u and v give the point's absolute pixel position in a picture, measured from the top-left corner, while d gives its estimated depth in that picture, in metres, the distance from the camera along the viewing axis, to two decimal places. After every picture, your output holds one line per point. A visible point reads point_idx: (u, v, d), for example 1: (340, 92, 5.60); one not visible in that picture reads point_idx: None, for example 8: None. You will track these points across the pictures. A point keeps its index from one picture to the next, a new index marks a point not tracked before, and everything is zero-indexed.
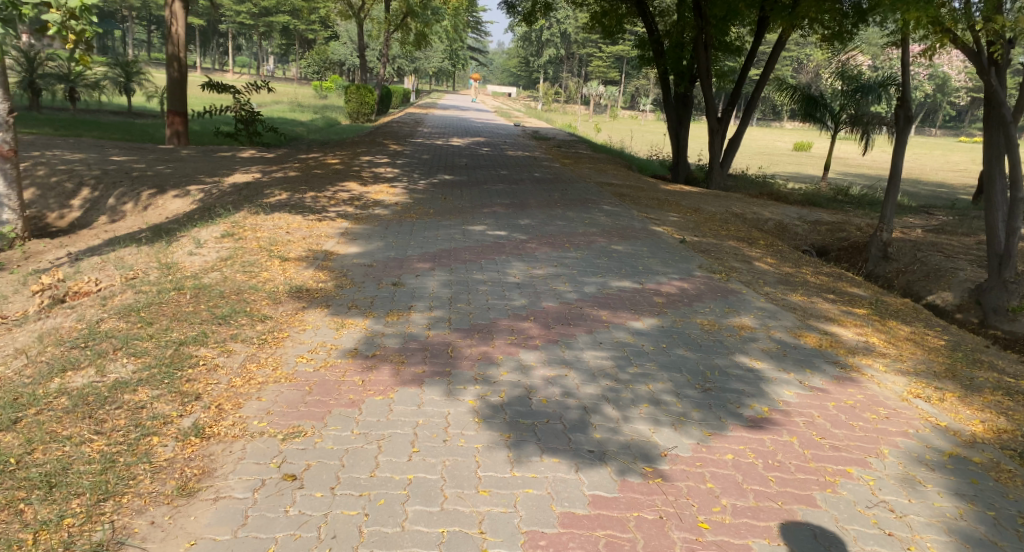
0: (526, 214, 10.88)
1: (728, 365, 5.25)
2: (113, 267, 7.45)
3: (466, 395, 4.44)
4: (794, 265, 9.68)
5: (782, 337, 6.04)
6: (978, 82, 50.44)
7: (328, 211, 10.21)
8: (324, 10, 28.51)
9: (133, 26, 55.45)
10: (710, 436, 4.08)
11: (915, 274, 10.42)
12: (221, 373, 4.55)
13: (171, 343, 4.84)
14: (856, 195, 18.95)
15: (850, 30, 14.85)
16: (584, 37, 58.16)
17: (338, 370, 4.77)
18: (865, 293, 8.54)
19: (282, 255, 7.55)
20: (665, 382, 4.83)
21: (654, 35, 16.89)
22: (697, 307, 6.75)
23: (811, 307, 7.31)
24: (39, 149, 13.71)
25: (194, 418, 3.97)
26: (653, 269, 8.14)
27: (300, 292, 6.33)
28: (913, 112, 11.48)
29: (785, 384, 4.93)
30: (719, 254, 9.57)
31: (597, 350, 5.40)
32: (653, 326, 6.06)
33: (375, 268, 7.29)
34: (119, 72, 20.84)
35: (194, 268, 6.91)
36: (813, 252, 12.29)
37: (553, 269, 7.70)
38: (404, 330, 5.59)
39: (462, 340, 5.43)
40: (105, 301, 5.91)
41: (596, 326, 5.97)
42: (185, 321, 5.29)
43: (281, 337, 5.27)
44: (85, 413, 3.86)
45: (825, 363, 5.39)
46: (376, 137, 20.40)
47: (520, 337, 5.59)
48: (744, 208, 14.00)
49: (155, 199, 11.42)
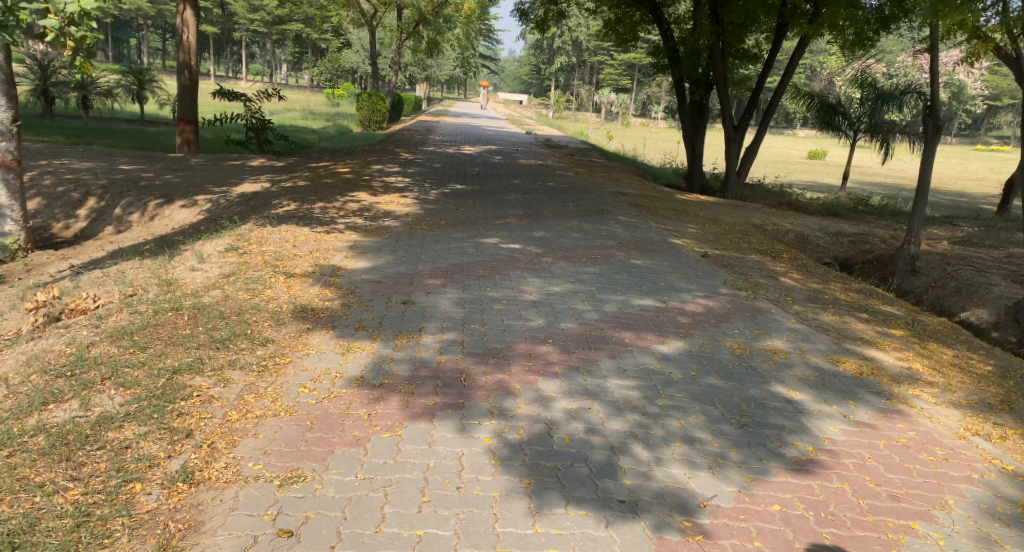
0: (541, 226, 10.53)
1: (765, 398, 4.85)
2: (113, 282, 7.13)
3: (480, 432, 4.07)
4: (821, 281, 9.28)
5: (819, 363, 5.62)
6: (994, 89, 49.73)
7: (337, 223, 9.88)
8: (336, 18, 28.32)
9: (148, 35, 55.76)
10: (752, 482, 3.70)
11: (946, 289, 10.02)
12: (217, 406, 4.19)
13: (164, 371, 4.49)
14: (877, 205, 18.49)
15: (871, 37, 14.34)
16: (596, 45, 57.97)
17: (343, 401, 4.40)
18: (900, 312, 8.11)
19: (288, 270, 7.21)
20: (698, 417, 4.45)
21: (669, 42, 16.46)
22: (725, 329, 6.35)
23: (845, 328, 6.89)
24: (47, 158, 13.46)
25: (183, 460, 3.62)
26: (676, 285, 7.75)
27: (305, 312, 5.97)
28: (943, 122, 11.00)
29: (827, 419, 4.55)
30: (743, 268, 9.16)
31: (621, 378, 5.01)
32: (680, 351, 5.66)
33: (384, 284, 6.94)
34: (132, 80, 20.62)
35: (194, 285, 6.58)
36: (836, 264, 11.87)
37: (571, 285, 7.32)
38: (414, 355, 5.21)
39: (476, 366, 5.06)
40: (99, 322, 5.56)
41: (620, 351, 5.57)
42: (181, 346, 4.94)
43: (282, 364, 4.91)
44: (62, 455, 3.52)
45: (869, 393, 4.99)
46: (387, 145, 20.14)
47: (538, 363, 5.21)
48: (763, 219, 13.55)
49: (161, 208, 11.11)
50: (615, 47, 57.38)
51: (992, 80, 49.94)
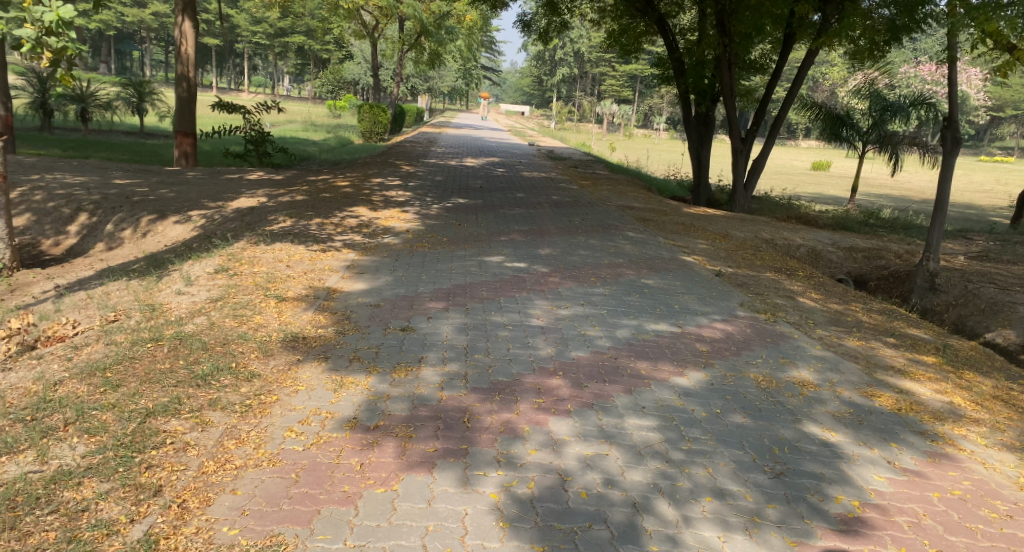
0: (547, 242, 10.10)
1: (799, 438, 4.45)
2: (96, 306, 6.74)
3: (486, 486, 3.70)
4: (841, 301, 8.85)
5: (852, 397, 5.19)
6: (999, 98, 49.15)
7: (334, 241, 9.46)
8: (337, 31, 28.01)
9: (151, 47, 55.44)
10: (794, 546, 3.49)
11: (968, 308, 9.61)
12: (191, 455, 3.76)
13: (135, 412, 4.06)
14: (888, 217, 18.06)
15: (882, 48, 13.77)
16: (597, 56, 57.75)
17: (333, 448, 3.97)
18: (928, 335, 7.66)
19: (279, 294, 6.79)
20: (727, 464, 4.09)
21: (674, 52, 15.88)
22: (747, 357, 5.90)
23: (873, 355, 6.45)
24: (39, 172, 13.06)
25: (148, 524, 3.25)
26: (691, 307, 7.31)
27: (295, 342, 5.54)
28: (962, 134, 10.47)
29: (869, 464, 4.20)
30: (758, 288, 8.73)
31: (639, 417, 4.58)
32: (701, 385, 5.20)
33: (382, 308, 6.51)
34: (132, 92, 20.29)
35: (180, 311, 6.15)
36: (851, 281, 11.43)
37: (580, 308, 6.90)
38: (412, 392, 4.76)
39: (481, 404, 4.63)
40: (71, 355, 5.11)
41: (636, 384, 5.12)
42: (156, 385, 4.49)
43: (268, 403, 4.48)
44: (6, 523, 3.15)
45: (911, 433, 4.61)
46: (388, 157, 19.72)
47: (549, 400, 4.76)
48: (773, 232, 13.11)
49: (154, 224, 10.66)
50: (617, 58, 57.17)
51: (995, 92, 49.34)
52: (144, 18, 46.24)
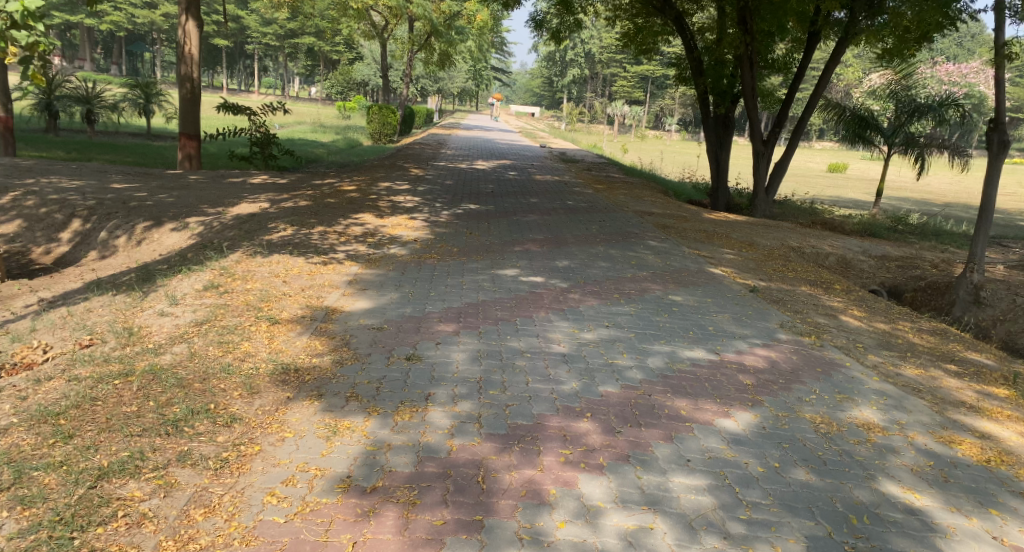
0: (565, 253, 9.38)
1: (881, 504, 3.78)
2: (72, 326, 6.03)
3: None
4: (887, 319, 8.12)
5: (930, 444, 4.46)
6: (1019, 98, 48.08)
7: (336, 251, 8.78)
8: (346, 32, 27.26)
9: (161, 48, 54.63)
10: None
11: (1019, 324, 8.90)
12: (146, 533, 3.27)
13: (85, 473, 3.50)
14: (916, 223, 17.22)
15: (912, 47, 12.78)
16: (609, 57, 56.91)
17: (321, 519, 3.40)
18: (990, 361, 6.90)
19: (272, 315, 6.11)
20: (798, 540, 3.49)
21: (692, 52, 15.02)
22: (799, 393, 5.15)
23: (938, 387, 5.70)
24: (34, 176, 12.42)
25: None
26: (727, 330, 6.57)
27: (285, 376, 4.83)
28: (1010, 137, 9.66)
29: (970, 541, 3.59)
30: (797, 305, 7.99)
31: (686, 475, 3.90)
32: (752, 429, 4.48)
33: (385, 332, 5.82)
34: (139, 93, 19.53)
35: (160, 337, 5.48)
36: (885, 291, 10.63)
37: (605, 331, 6.17)
38: (418, 439, 4.08)
39: (498, 456, 3.93)
40: (27, 393, 4.39)
41: (677, 429, 4.40)
42: (117, 433, 3.86)
43: (248, 456, 3.83)
44: None
45: (1011, 495, 3.95)
46: (397, 159, 19.07)
47: (577, 451, 4.05)
48: (801, 239, 12.34)
49: (149, 232, 9.99)
50: (629, 59, 56.39)
51: (1014, 93, 48.52)
52: (155, 19, 45.18)
